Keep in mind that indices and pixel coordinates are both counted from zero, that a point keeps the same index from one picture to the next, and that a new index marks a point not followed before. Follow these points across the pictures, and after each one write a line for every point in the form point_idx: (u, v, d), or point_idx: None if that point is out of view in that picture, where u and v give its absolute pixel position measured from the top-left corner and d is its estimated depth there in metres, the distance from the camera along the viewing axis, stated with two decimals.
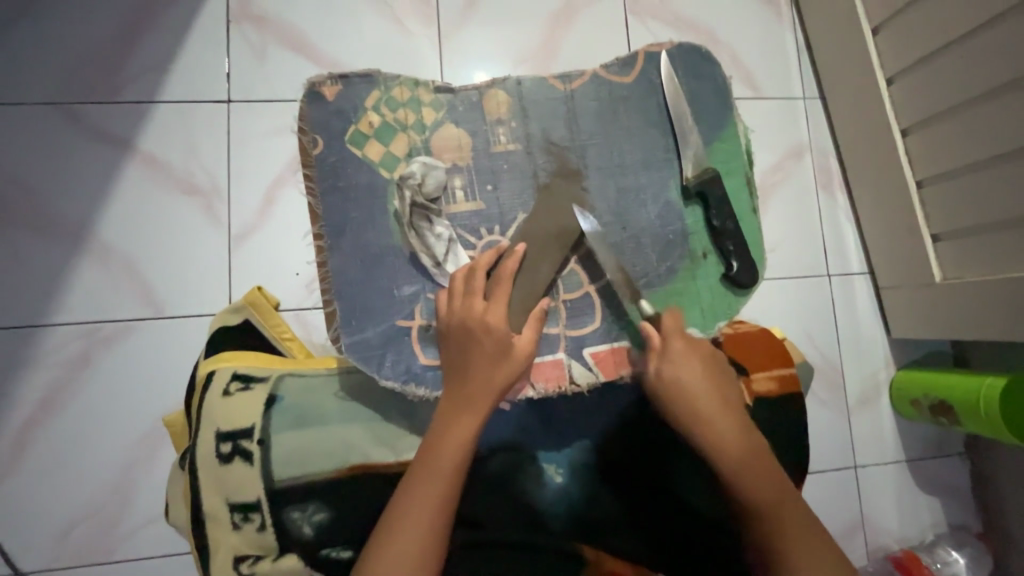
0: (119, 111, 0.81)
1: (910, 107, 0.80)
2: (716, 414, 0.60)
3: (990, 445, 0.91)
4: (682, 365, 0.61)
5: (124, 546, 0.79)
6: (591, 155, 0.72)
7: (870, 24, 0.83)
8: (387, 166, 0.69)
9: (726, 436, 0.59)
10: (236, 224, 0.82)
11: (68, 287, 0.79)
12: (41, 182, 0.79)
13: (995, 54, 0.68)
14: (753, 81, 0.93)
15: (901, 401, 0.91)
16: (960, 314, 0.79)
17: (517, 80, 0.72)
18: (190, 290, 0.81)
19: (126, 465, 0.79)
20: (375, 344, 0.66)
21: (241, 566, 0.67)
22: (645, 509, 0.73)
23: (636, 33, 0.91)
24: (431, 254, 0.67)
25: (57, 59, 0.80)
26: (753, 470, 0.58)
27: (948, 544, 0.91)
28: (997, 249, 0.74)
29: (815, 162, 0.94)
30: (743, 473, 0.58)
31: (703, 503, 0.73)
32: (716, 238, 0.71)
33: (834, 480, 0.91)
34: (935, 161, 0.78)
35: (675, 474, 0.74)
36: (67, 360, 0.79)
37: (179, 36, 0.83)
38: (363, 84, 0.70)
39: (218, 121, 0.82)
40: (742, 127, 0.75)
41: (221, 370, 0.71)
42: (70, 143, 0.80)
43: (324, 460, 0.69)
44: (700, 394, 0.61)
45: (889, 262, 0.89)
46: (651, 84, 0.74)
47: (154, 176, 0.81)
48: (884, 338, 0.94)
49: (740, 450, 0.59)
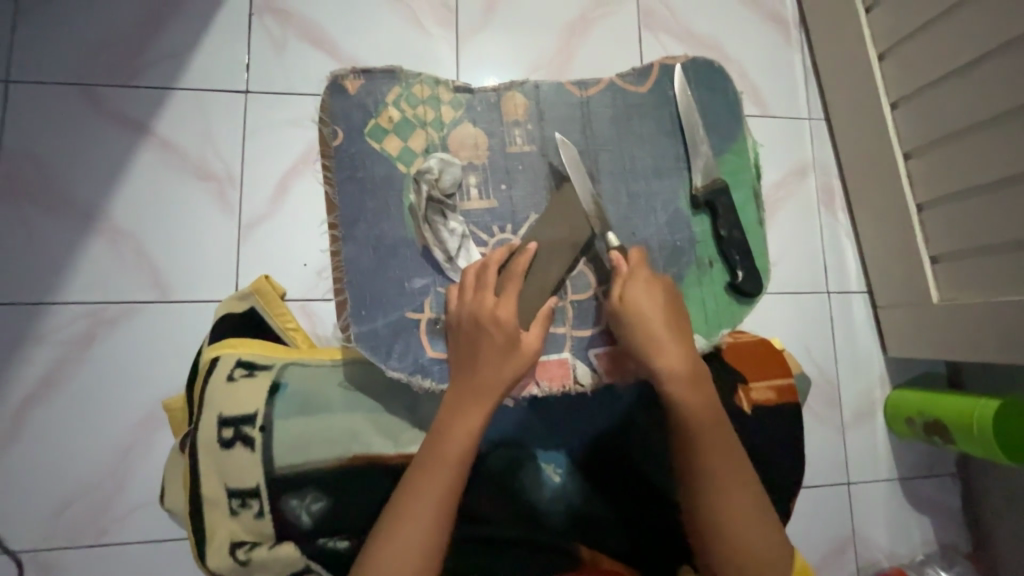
0: (137, 95, 0.82)
1: (913, 131, 0.82)
2: (674, 350, 0.61)
3: (980, 466, 0.93)
4: (650, 315, 0.62)
5: (116, 529, 0.78)
6: (604, 159, 0.73)
7: (876, 50, 0.85)
8: (404, 161, 0.70)
9: (685, 368, 0.61)
10: (247, 212, 0.83)
11: (74, 266, 0.79)
12: (53, 161, 0.80)
13: (993, 85, 0.71)
14: (761, 100, 0.96)
15: (895, 420, 0.92)
16: (955, 334, 0.81)
17: (535, 84, 0.74)
18: (197, 275, 0.81)
19: (123, 447, 0.79)
20: (384, 336, 0.66)
21: (238, 552, 0.67)
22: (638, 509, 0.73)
23: (649, 46, 0.93)
24: (443, 248, 0.68)
25: (79, 42, 0.81)
26: (691, 389, 0.61)
27: (938, 564, 0.92)
28: (995, 272, 0.76)
29: (818, 180, 0.96)
30: (682, 379, 0.60)
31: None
32: (722, 248, 0.72)
33: (826, 494, 0.92)
34: (935, 184, 0.80)
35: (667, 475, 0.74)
36: (69, 339, 0.78)
37: (202, 26, 0.84)
38: (385, 80, 0.71)
39: (236, 110, 0.83)
40: (751, 140, 0.76)
41: (225, 357, 0.71)
42: (86, 124, 0.81)
43: (324, 448, 0.69)
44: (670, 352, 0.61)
45: (887, 281, 0.91)
46: (665, 94, 0.75)
47: (169, 160, 0.82)
48: (880, 357, 0.95)
49: (698, 392, 0.61)
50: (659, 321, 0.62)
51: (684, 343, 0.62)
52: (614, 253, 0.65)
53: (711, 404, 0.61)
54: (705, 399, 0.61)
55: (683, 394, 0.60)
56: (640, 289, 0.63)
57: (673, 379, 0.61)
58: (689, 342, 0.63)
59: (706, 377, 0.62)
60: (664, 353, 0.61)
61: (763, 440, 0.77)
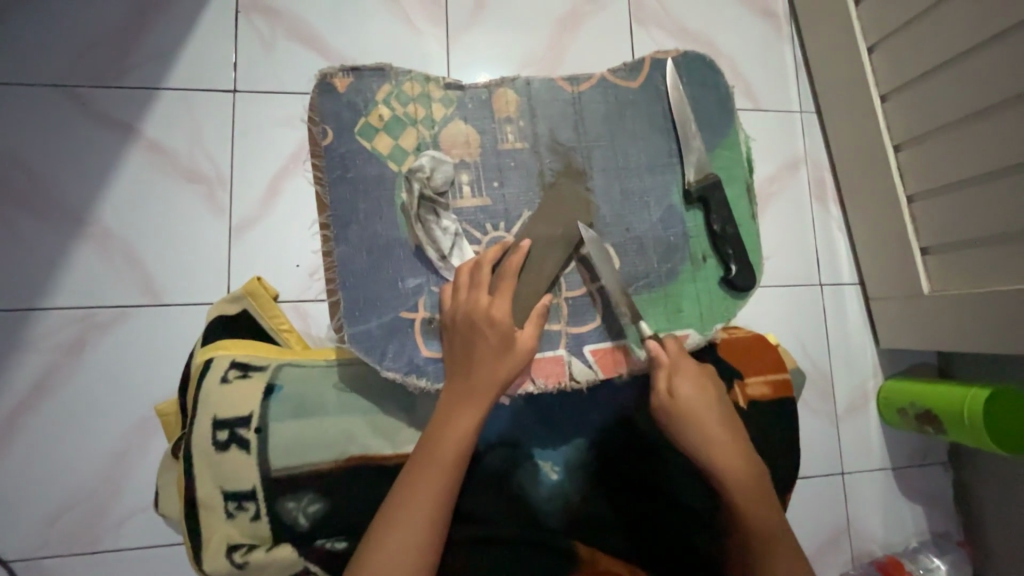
0: (123, 96, 0.81)
1: (903, 124, 0.83)
2: (723, 442, 0.63)
3: (971, 455, 0.94)
4: (696, 398, 0.64)
5: (111, 535, 0.77)
6: (597, 156, 0.73)
7: (866, 42, 0.85)
8: (395, 160, 0.69)
9: (734, 458, 0.62)
10: (238, 213, 0.82)
11: (62, 270, 0.78)
12: (38, 164, 0.78)
13: (985, 77, 0.71)
14: (752, 93, 0.96)
15: (888, 411, 0.93)
16: (946, 325, 0.81)
17: (526, 81, 0.74)
18: (188, 278, 0.80)
19: (117, 452, 0.78)
20: (378, 336, 0.66)
21: (234, 555, 0.66)
22: (640, 507, 0.74)
23: (640, 41, 0.93)
24: (436, 247, 0.67)
25: (63, 42, 0.80)
26: (743, 477, 0.62)
27: (931, 552, 0.93)
28: (984, 263, 0.76)
29: (809, 173, 0.97)
30: (733, 470, 0.62)
31: (693, 501, 0.74)
32: (715, 243, 0.72)
33: (821, 485, 0.93)
34: (925, 177, 0.81)
35: (672, 478, 0.75)
36: (60, 345, 0.77)
37: (187, 25, 0.83)
38: (375, 77, 0.71)
39: (224, 109, 0.82)
40: (742, 135, 0.76)
41: (219, 358, 0.70)
42: (71, 126, 0.79)
43: (320, 450, 0.69)
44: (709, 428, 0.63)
45: (879, 273, 0.92)
46: (657, 89, 0.75)
47: (157, 161, 0.81)
48: (872, 348, 0.96)
49: (747, 480, 0.62)
50: (706, 413, 0.63)
51: (731, 432, 0.64)
52: (651, 343, 0.65)
53: (761, 487, 0.63)
54: (759, 486, 0.62)
55: (736, 488, 0.62)
56: (685, 379, 0.64)
57: (726, 466, 0.62)
58: (735, 427, 0.65)
59: (752, 456, 0.64)
60: (715, 439, 0.63)
61: (758, 434, 0.77)
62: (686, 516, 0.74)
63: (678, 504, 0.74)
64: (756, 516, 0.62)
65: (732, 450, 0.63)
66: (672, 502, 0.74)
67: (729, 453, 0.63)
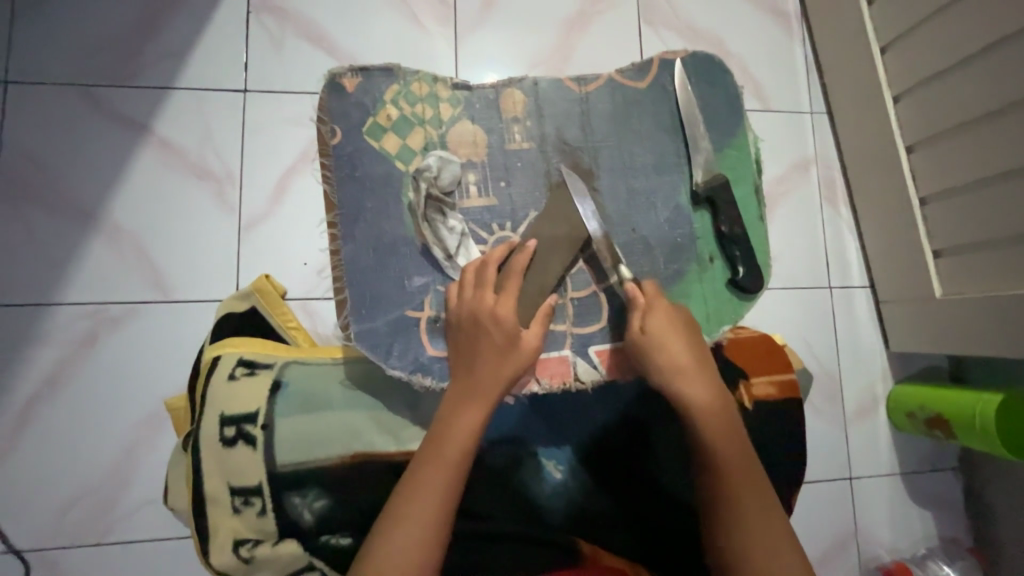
0: (136, 95, 0.82)
1: (915, 125, 0.82)
2: (691, 376, 0.61)
3: (982, 461, 0.93)
4: (668, 334, 0.63)
5: (120, 528, 0.79)
6: (603, 156, 0.73)
7: (878, 43, 0.85)
8: (402, 159, 0.70)
9: (703, 394, 0.61)
10: (247, 211, 0.83)
11: (75, 266, 0.79)
12: (53, 162, 0.80)
13: (999, 76, 0.70)
14: (762, 94, 0.95)
15: (897, 415, 0.92)
16: (957, 329, 0.80)
17: (533, 81, 0.74)
18: (197, 274, 0.81)
19: (126, 447, 0.79)
20: (384, 334, 0.66)
21: (240, 550, 0.68)
22: (630, 494, 0.74)
23: (649, 41, 0.93)
24: (443, 247, 0.68)
25: (77, 42, 0.81)
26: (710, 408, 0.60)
27: (940, 558, 0.92)
28: (997, 266, 0.75)
29: (820, 175, 0.96)
30: (700, 403, 0.61)
31: (675, 485, 0.74)
32: (723, 245, 0.72)
33: (828, 489, 0.92)
34: (937, 179, 0.80)
35: (654, 462, 0.75)
36: (72, 339, 0.79)
37: (200, 25, 0.84)
38: (383, 77, 0.71)
39: (234, 109, 0.83)
40: (751, 136, 0.76)
41: (226, 355, 0.71)
42: (85, 125, 0.81)
43: (325, 447, 0.69)
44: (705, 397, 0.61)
45: (889, 275, 0.91)
46: (665, 90, 0.75)
47: (168, 159, 0.82)
48: (882, 351, 0.95)
49: (715, 414, 0.60)
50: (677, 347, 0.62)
51: (704, 370, 0.62)
52: (629, 284, 0.64)
53: (731, 424, 0.61)
54: (728, 423, 0.60)
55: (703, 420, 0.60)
56: (658, 317, 0.63)
57: (693, 399, 0.61)
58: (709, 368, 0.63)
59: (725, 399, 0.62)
60: (684, 376, 0.61)
61: (764, 437, 0.77)
62: (667, 500, 0.73)
63: (661, 489, 0.74)
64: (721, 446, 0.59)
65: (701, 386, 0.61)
66: (676, 504, 0.73)
67: (699, 385, 0.61)
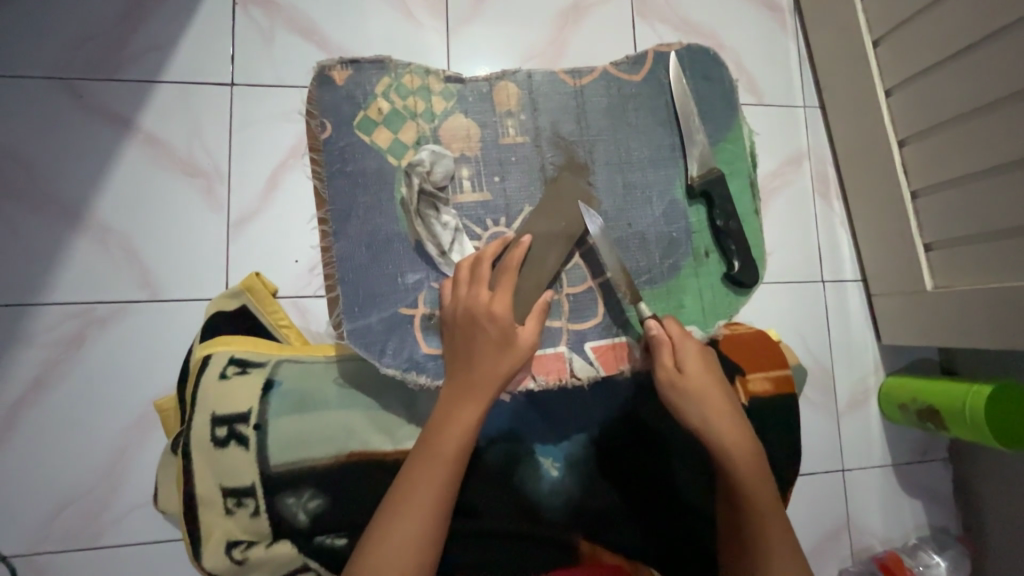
0: (120, 89, 0.80)
1: (907, 119, 0.82)
2: (724, 415, 0.62)
3: (971, 451, 0.94)
4: (699, 372, 0.63)
5: (110, 531, 0.77)
6: (599, 150, 0.72)
7: (871, 36, 0.84)
8: (395, 154, 0.68)
9: (734, 433, 0.62)
10: (236, 207, 0.81)
11: (59, 266, 0.77)
12: (35, 158, 0.78)
13: (994, 69, 0.70)
14: (755, 87, 0.95)
15: (889, 407, 0.93)
16: (949, 322, 0.81)
17: (528, 74, 0.73)
18: (186, 273, 0.80)
19: (115, 449, 0.78)
20: (377, 332, 0.65)
21: (234, 551, 0.66)
22: (642, 499, 0.74)
23: (642, 34, 0.92)
24: (436, 242, 0.66)
25: (58, 34, 0.79)
26: (742, 447, 0.61)
27: (931, 548, 0.93)
28: (988, 259, 0.76)
29: (813, 168, 0.96)
30: (734, 440, 0.61)
31: (690, 491, 0.74)
32: (718, 238, 0.72)
33: (822, 481, 0.93)
34: (930, 172, 0.80)
35: (670, 465, 0.75)
36: (57, 340, 0.77)
37: (184, 17, 0.82)
38: (374, 70, 0.70)
39: (222, 103, 0.82)
40: (746, 129, 0.76)
41: (218, 354, 0.70)
42: (67, 120, 0.79)
43: (319, 447, 0.69)
44: (727, 420, 0.62)
45: (882, 269, 0.91)
46: (659, 83, 0.74)
47: (154, 155, 0.80)
48: (874, 344, 0.95)
49: (748, 453, 0.61)
50: (709, 385, 0.63)
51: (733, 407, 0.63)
52: (651, 322, 0.65)
53: (760, 463, 0.62)
54: (758, 461, 0.62)
55: (735, 457, 0.61)
56: (686, 353, 0.63)
57: (725, 437, 0.61)
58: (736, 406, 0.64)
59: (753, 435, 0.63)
60: (717, 414, 0.62)
61: (759, 431, 0.77)
62: (680, 506, 0.74)
63: (676, 491, 0.74)
64: (753, 486, 0.60)
65: (734, 424, 0.62)
66: (673, 497, 0.74)
67: (730, 425, 0.62)
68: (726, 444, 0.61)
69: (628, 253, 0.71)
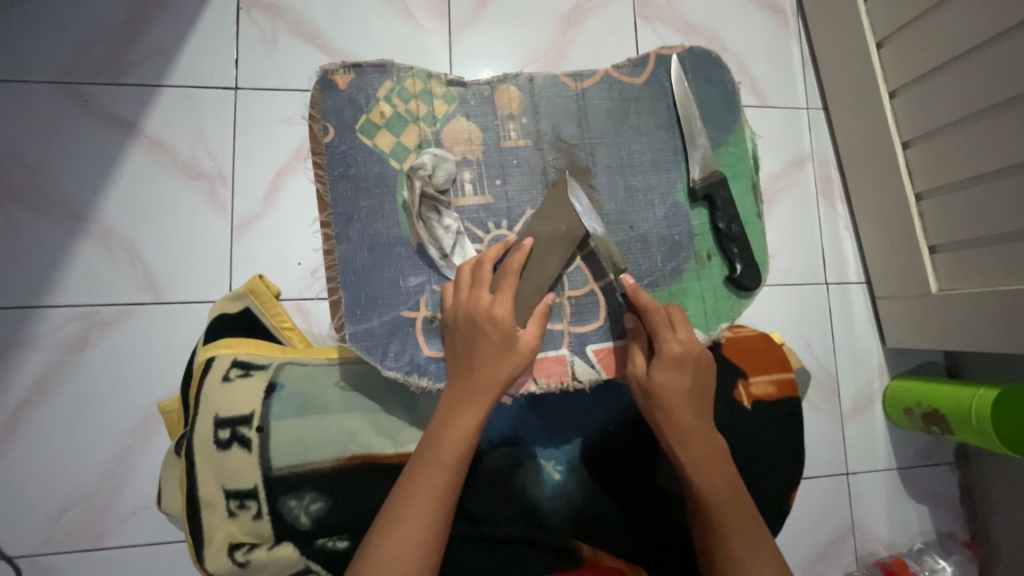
0: (125, 92, 0.80)
1: (911, 121, 0.81)
2: (672, 364, 0.62)
3: (978, 454, 0.93)
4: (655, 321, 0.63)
5: (113, 533, 0.78)
6: (601, 153, 0.72)
7: (874, 38, 0.84)
8: (397, 157, 0.69)
9: (682, 382, 0.62)
10: (240, 210, 0.82)
11: (64, 268, 0.78)
12: (41, 162, 0.78)
13: (999, 70, 0.69)
14: (759, 89, 0.95)
15: (895, 411, 0.92)
16: (954, 325, 0.80)
17: (529, 77, 0.73)
18: (189, 276, 0.80)
19: (119, 450, 0.78)
20: (379, 334, 0.66)
21: (235, 554, 0.65)
22: (641, 505, 0.73)
23: (644, 36, 0.92)
24: (438, 246, 0.67)
25: (64, 39, 0.79)
26: (683, 396, 0.62)
27: (936, 553, 0.92)
28: (992, 263, 0.75)
29: (816, 170, 0.96)
30: (676, 387, 0.62)
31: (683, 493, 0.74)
32: (721, 241, 0.72)
33: (826, 485, 0.92)
34: (934, 174, 0.80)
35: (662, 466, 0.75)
36: (61, 342, 0.77)
37: (189, 21, 0.82)
38: (377, 74, 0.70)
39: (225, 106, 0.82)
40: (749, 131, 0.75)
41: (220, 357, 0.70)
42: (72, 124, 0.79)
43: (322, 449, 0.69)
44: (687, 407, 0.62)
45: (886, 272, 0.91)
46: (661, 86, 0.74)
47: (158, 158, 0.80)
48: (879, 347, 0.95)
49: (687, 398, 0.62)
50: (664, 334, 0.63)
51: (687, 357, 0.63)
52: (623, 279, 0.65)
53: (698, 411, 0.63)
54: (697, 407, 0.62)
55: (672, 402, 0.62)
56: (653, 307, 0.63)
57: (669, 386, 0.62)
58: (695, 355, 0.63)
59: (701, 383, 0.63)
60: (666, 364, 0.62)
61: (762, 434, 0.76)
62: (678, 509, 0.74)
63: (657, 487, 0.74)
64: (691, 433, 0.62)
65: (680, 373, 0.62)
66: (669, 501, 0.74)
67: (677, 373, 0.62)
68: (666, 391, 0.62)
69: (630, 256, 0.71)
